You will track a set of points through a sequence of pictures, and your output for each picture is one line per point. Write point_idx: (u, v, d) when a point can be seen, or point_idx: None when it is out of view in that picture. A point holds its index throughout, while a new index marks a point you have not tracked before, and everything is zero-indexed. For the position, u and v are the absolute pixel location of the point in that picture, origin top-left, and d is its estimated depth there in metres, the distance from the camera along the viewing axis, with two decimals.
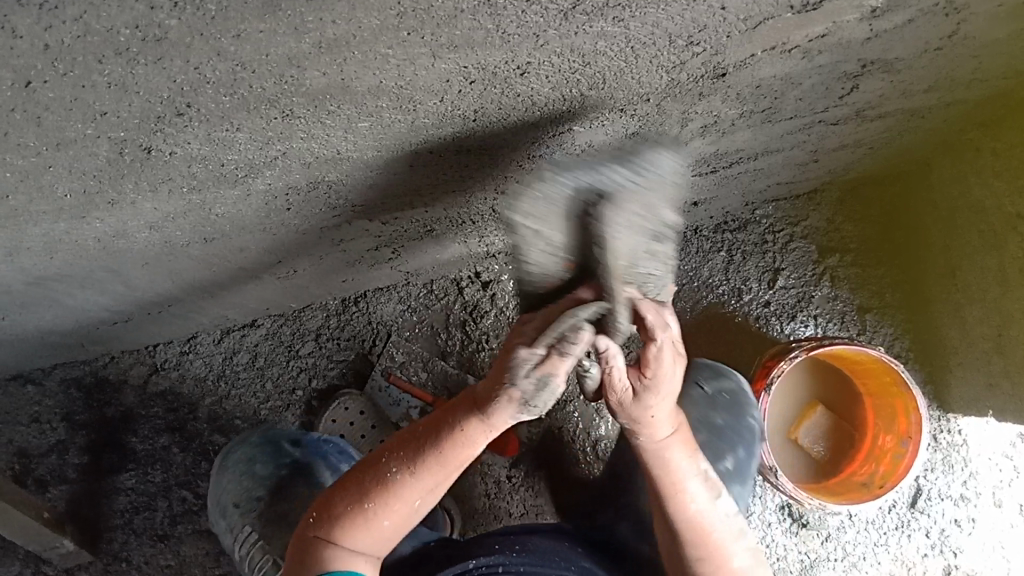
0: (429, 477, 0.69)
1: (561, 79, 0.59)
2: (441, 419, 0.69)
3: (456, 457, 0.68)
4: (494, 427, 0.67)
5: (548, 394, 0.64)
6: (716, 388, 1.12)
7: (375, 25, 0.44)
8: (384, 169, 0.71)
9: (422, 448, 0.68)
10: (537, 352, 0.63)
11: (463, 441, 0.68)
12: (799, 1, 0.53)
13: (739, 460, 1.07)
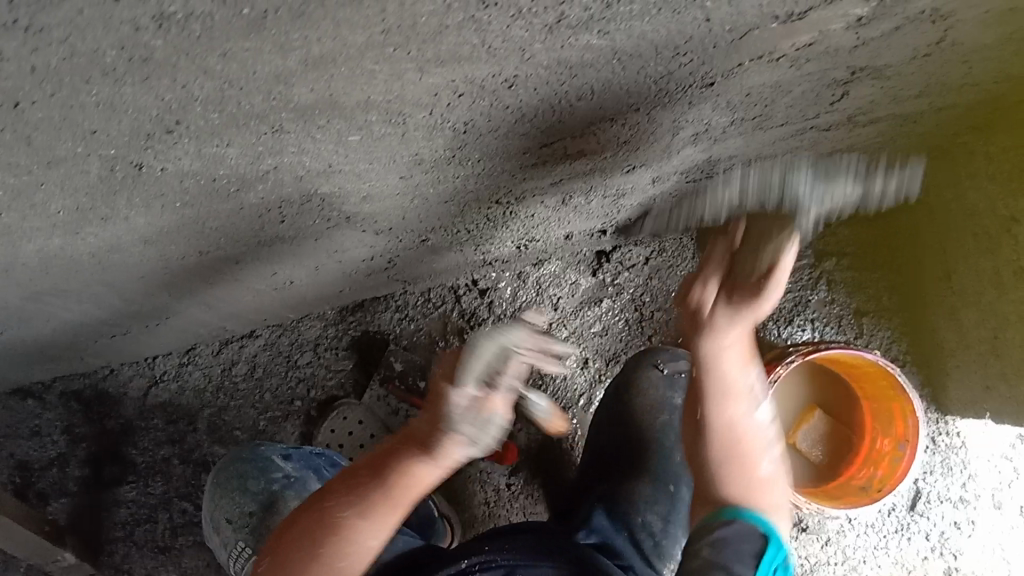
0: (383, 517, 0.74)
1: (549, 90, 0.59)
2: (382, 460, 0.75)
3: (406, 494, 0.74)
4: (442, 460, 0.73)
5: (490, 428, 0.71)
6: (674, 369, 1.12)
7: (360, 42, 0.44)
8: (376, 181, 0.71)
9: (374, 493, 0.73)
10: (477, 393, 0.70)
11: (411, 479, 0.74)
12: (784, 12, 0.54)
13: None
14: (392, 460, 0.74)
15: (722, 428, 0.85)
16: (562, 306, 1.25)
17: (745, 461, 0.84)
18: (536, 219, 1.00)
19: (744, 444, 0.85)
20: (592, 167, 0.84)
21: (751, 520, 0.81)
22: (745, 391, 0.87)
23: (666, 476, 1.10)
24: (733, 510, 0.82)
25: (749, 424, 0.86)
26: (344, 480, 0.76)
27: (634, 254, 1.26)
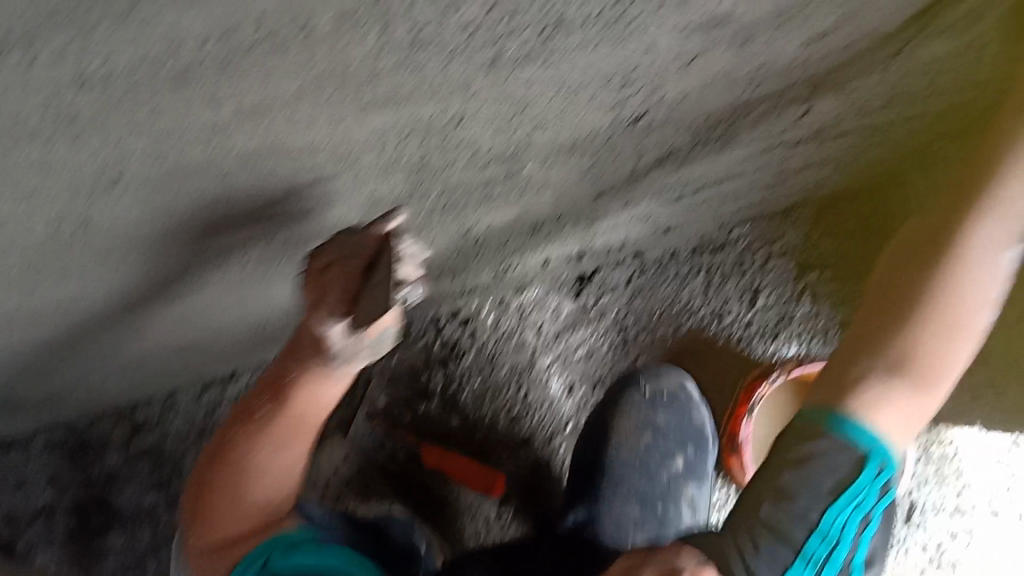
0: (296, 441, 0.79)
1: (500, 125, 0.58)
2: (279, 387, 0.76)
3: (309, 411, 0.77)
4: (337, 377, 0.74)
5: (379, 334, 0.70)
6: (657, 390, 1.14)
7: (293, 90, 0.43)
8: (337, 219, 0.69)
9: (283, 419, 0.77)
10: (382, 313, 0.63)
11: (317, 395, 0.77)
12: (730, 35, 0.53)
13: (690, 459, 1.14)
14: (287, 382, 0.75)
15: (970, 247, 0.69)
16: (546, 332, 1.22)
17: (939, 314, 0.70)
18: (510, 247, 0.99)
19: (961, 281, 0.70)
20: (560, 195, 0.83)
21: (862, 437, 0.69)
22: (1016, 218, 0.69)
23: (651, 498, 1.10)
24: (844, 413, 0.69)
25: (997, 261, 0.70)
26: (240, 409, 0.79)
27: (615, 275, 1.24)
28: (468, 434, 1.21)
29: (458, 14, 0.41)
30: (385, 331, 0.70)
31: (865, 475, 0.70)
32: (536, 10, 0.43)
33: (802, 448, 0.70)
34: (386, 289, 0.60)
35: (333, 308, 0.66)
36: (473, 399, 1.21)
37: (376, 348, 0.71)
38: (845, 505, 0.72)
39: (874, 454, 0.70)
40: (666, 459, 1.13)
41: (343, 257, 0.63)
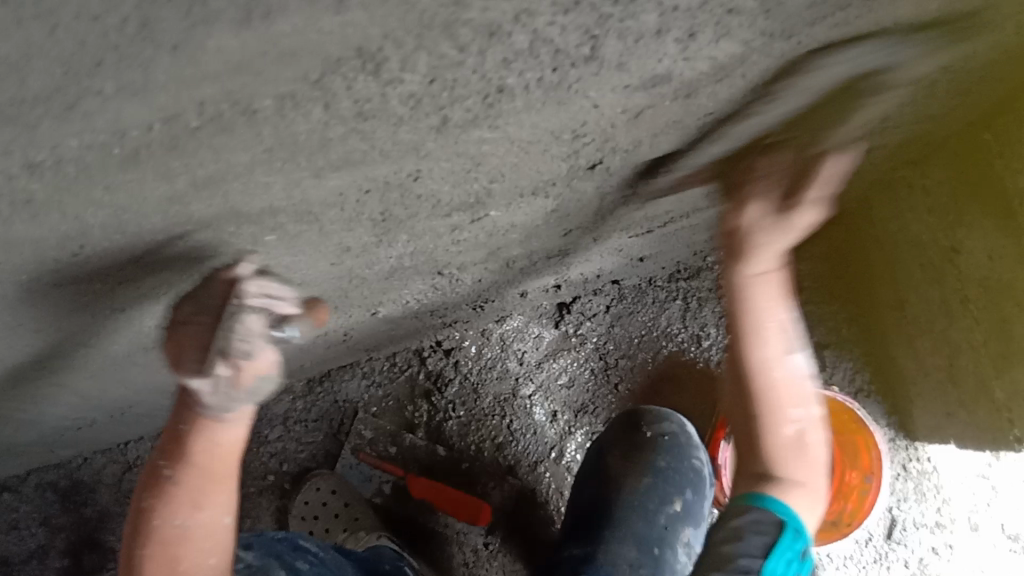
0: (210, 500, 0.68)
1: (458, 177, 0.60)
2: (169, 450, 0.67)
3: (213, 463, 0.68)
4: (229, 419, 0.66)
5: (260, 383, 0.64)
6: (657, 431, 1.09)
7: (246, 161, 0.44)
8: (308, 271, 0.70)
9: (185, 483, 0.67)
10: (228, 368, 0.61)
11: (214, 444, 0.68)
12: (671, 89, 0.55)
13: (688, 502, 1.07)
14: (178, 437, 0.67)
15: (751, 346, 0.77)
16: (528, 359, 1.22)
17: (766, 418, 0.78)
18: (486, 283, 1.00)
19: (767, 380, 0.78)
20: (529, 235, 0.85)
21: (776, 510, 0.79)
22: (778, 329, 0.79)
23: (649, 541, 1.05)
24: (756, 497, 0.80)
25: (786, 369, 0.79)
26: (144, 481, 0.69)
27: (595, 303, 1.25)
28: (454, 463, 1.20)
29: (400, 89, 0.42)
30: (258, 378, 0.64)
31: (786, 541, 0.80)
32: (477, 81, 0.45)
33: (733, 525, 0.81)
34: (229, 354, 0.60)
35: (182, 369, 0.62)
36: (458, 428, 1.20)
37: (252, 397, 0.65)
38: (781, 558, 0.81)
39: (791, 526, 0.80)
40: (664, 502, 1.06)
41: (191, 314, 0.61)
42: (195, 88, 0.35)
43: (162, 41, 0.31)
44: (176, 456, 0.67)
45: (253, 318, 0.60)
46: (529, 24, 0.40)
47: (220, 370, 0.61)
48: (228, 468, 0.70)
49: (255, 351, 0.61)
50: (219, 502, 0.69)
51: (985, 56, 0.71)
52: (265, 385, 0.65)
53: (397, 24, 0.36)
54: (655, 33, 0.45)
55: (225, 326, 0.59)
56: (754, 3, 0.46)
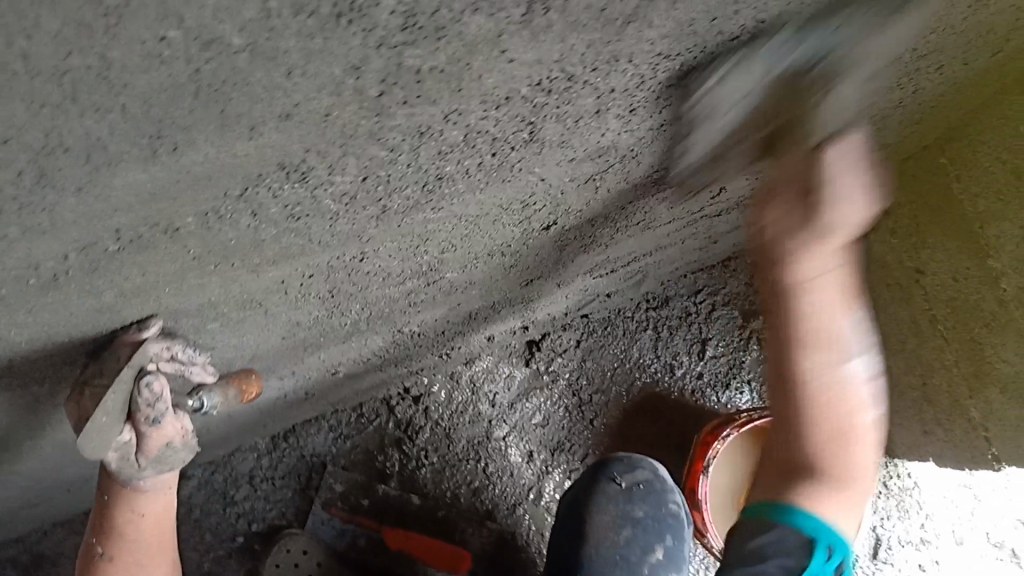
0: (149, 564, 0.64)
1: (406, 252, 0.58)
2: (97, 525, 0.60)
3: (149, 531, 0.62)
4: (154, 490, 0.59)
5: (175, 452, 0.56)
6: (631, 481, 1.04)
7: (173, 270, 0.42)
8: (259, 345, 0.68)
9: (122, 559, 0.62)
10: (130, 432, 0.53)
11: (141, 516, 0.60)
12: (616, 157, 0.53)
13: (670, 549, 1.04)
14: (104, 513, 0.59)
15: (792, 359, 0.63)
16: (500, 401, 1.20)
17: (815, 429, 0.66)
18: (448, 333, 0.98)
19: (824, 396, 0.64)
20: (488, 288, 0.83)
21: (806, 526, 0.69)
22: (842, 333, 0.62)
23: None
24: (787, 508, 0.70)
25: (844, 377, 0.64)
26: (81, 555, 0.63)
27: (563, 339, 1.22)
28: (430, 513, 1.15)
29: (332, 190, 0.40)
30: (170, 447, 0.56)
31: (816, 562, 0.70)
32: (413, 173, 0.43)
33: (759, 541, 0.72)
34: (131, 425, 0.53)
35: (75, 427, 0.53)
36: (432, 476, 1.16)
37: (165, 467, 0.57)
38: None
39: (821, 541, 0.70)
40: (646, 551, 1.03)
41: (82, 370, 0.52)
42: (109, 219, 0.33)
43: (63, 185, 0.29)
44: (104, 534, 0.60)
45: (149, 379, 0.50)
46: (461, 121, 0.38)
47: (121, 435, 0.53)
48: (167, 517, 0.63)
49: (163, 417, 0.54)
50: (157, 559, 0.64)
51: (936, 89, 0.70)
52: (181, 455, 0.57)
53: (318, 138, 0.34)
54: (594, 112, 0.44)
55: (111, 391, 0.50)
56: (692, 76, 0.45)
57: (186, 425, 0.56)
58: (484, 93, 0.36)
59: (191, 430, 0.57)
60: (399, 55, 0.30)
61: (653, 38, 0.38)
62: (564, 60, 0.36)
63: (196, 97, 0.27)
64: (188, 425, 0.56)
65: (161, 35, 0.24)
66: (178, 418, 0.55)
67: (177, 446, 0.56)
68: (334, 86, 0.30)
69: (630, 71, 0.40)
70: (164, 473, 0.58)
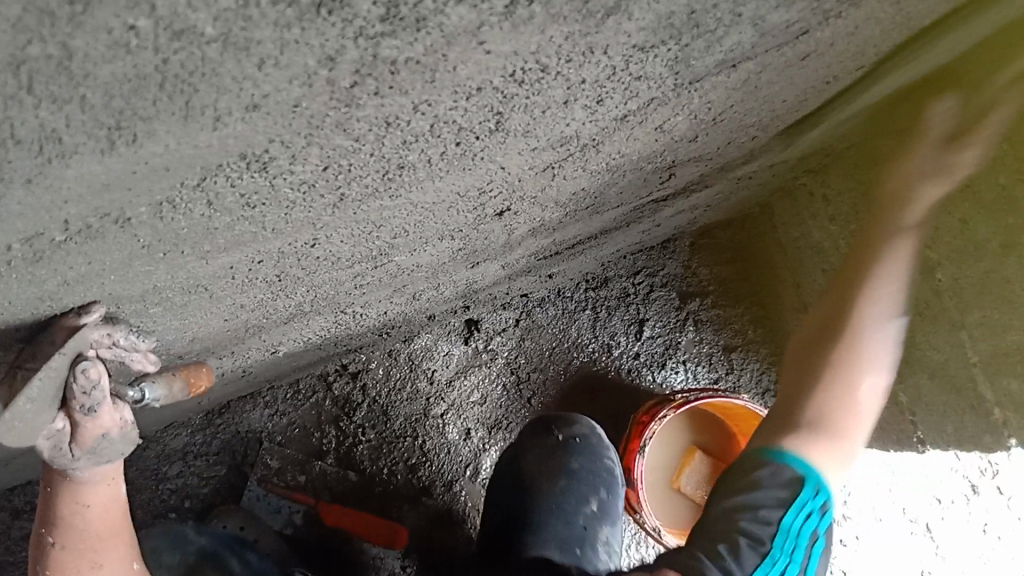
0: (107, 554, 0.61)
1: (358, 238, 0.56)
2: (46, 517, 0.58)
3: (101, 518, 0.58)
4: (100, 476, 0.55)
5: (109, 444, 0.53)
6: (569, 434, 1.02)
7: (120, 258, 0.40)
8: (200, 328, 0.65)
9: (77, 549, 0.59)
10: (64, 421, 0.50)
11: (87, 508, 0.57)
12: (574, 147, 0.52)
13: (603, 501, 1.02)
14: (51, 501, 0.57)
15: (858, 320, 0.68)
16: (439, 378, 1.11)
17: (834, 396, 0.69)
18: (391, 313, 0.96)
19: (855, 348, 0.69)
20: (435, 270, 0.82)
21: (797, 467, 0.70)
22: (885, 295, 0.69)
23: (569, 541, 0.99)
24: (778, 451, 0.71)
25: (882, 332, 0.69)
26: (34, 549, 0.60)
27: (502, 318, 1.13)
28: (367, 490, 1.07)
29: (291, 179, 0.38)
30: (105, 438, 0.52)
31: (805, 497, 0.71)
32: (375, 163, 0.41)
33: (752, 476, 0.71)
34: (69, 415, 0.49)
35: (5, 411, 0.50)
36: (369, 453, 1.08)
37: (102, 459, 0.53)
38: (799, 512, 0.71)
39: (813, 479, 0.70)
40: (580, 503, 1.01)
41: (16, 354, 0.47)
42: (58, 210, 0.31)
43: (12, 177, 0.27)
44: (53, 526, 0.57)
45: (87, 366, 0.47)
46: (430, 111, 0.37)
47: (53, 423, 0.49)
48: (122, 506, 0.60)
49: (100, 407, 0.50)
50: (119, 551, 0.62)
51: (896, 84, 0.68)
52: (118, 446, 0.54)
53: (284, 129, 0.32)
54: (562, 103, 0.43)
55: (42, 378, 0.46)
56: (663, 68, 0.43)
57: (124, 416, 0.53)
58: (457, 84, 0.35)
59: (130, 420, 0.53)
60: (376, 46, 0.28)
61: (631, 31, 0.36)
62: (540, 52, 0.35)
63: (161, 88, 0.25)
64: (127, 416, 0.53)
65: (129, 23, 0.22)
66: (116, 409, 0.51)
67: (112, 439, 0.53)
68: (306, 77, 0.29)
69: (603, 63, 0.39)
70: (107, 463, 0.55)
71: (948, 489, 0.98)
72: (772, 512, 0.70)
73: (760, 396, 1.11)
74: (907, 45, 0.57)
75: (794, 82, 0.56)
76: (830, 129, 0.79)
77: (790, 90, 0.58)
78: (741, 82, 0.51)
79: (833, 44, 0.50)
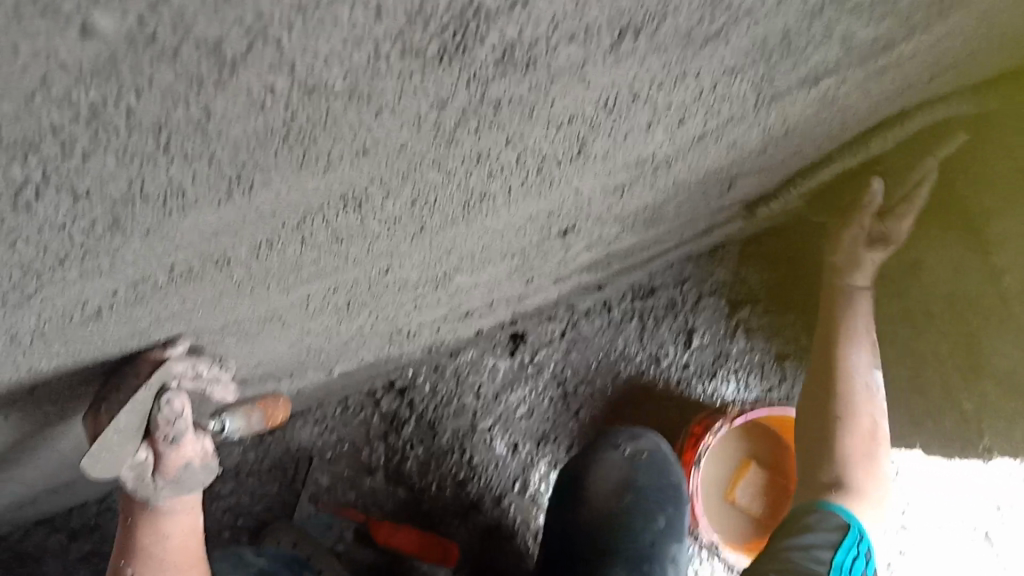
0: None
1: (428, 264, 0.56)
2: (124, 547, 0.58)
3: (182, 545, 0.59)
4: (186, 504, 0.56)
5: (191, 475, 0.53)
6: (635, 450, 1.01)
7: (212, 295, 0.40)
8: (267, 354, 0.66)
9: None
10: (148, 451, 0.49)
11: (168, 536, 0.57)
12: (649, 168, 0.52)
13: (670, 517, 1.01)
14: (134, 532, 0.57)
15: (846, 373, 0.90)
16: (485, 393, 1.09)
17: (852, 443, 0.88)
18: (442, 330, 0.96)
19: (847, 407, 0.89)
20: (491, 288, 0.82)
21: (843, 514, 0.86)
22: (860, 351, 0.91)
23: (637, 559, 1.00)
24: (826, 503, 0.87)
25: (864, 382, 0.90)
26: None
27: (548, 330, 1.11)
28: (416, 505, 1.07)
29: (382, 215, 0.39)
30: (188, 468, 0.52)
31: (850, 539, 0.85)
32: (460, 194, 0.41)
33: (806, 522, 0.86)
34: (155, 445, 0.49)
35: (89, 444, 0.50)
36: (417, 467, 1.08)
37: (183, 488, 0.53)
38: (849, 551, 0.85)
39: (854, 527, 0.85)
40: (646, 519, 1.01)
41: (99, 386, 0.48)
42: (166, 257, 0.32)
43: (132, 231, 0.28)
44: (132, 557, 0.58)
45: (170, 397, 0.47)
46: (520, 143, 0.37)
47: (137, 454, 0.49)
48: (198, 537, 0.61)
49: (182, 437, 0.50)
50: None
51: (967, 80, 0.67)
52: (200, 477, 0.54)
53: (385, 169, 0.32)
54: (645, 127, 0.43)
55: (126, 409, 0.46)
56: (747, 88, 0.43)
57: (204, 446, 0.53)
58: (551, 117, 0.35)
59: (211, 450, 0.54)
60: (486, 87, 0.28)
61: (725, 55, 0.36)
62: (634, 81, 0.35)
63: (283, 140, 0.26)
64: (209, 445, 0.53)
65: (268, 84, 0.22)
66: (197, 439, 0.52)
67: (193, 471, 0.53)
68: (416, 121, 0.29)
69: (692, 87, 0.39)
70: (197, 490, 0.56)
71: (943, 513, 1.01)
72: (822, 552, 0.84)
73: None
74: (974, 54, 0.56)
75: (869, 93, 0.56)
76: (891, 135, 0.78)
77: (862, 100, 0.58)
78: (820, 96, 0.51)
79: (912, 58, 0.50)
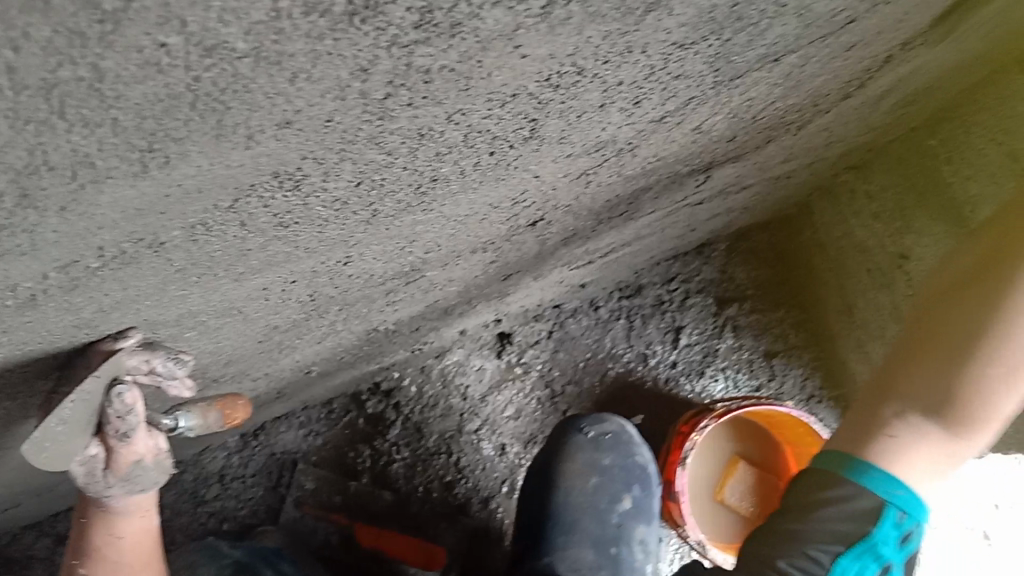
0: None
1: (391, 254, 0.55)
2: (78, 547, 0.57)
3: (135, 549, 0.58)
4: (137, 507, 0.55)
5: (142, 473, 0.52)
6: (600, 431, 0.99)
7: (155, 283, 0.39)
8: (236, 350, 0.65)
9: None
10: (99, 446, 0.49)
11: (120, 539, 0.57)
12: (612, 152, 0.51)
13: (637, 499, 1.00)
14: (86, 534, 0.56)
15: None
16: (472, 394, 1.08)
17: None
18: (422, 329, 0.95)
19: None
20: (467, 284, 0.81)
21: (882, 490, 0.71)
22: None
23: (604, 540, 0.98)
24: (859, 468, 0.72)
25: None
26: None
27: (535, 330, 1.11)
28: (403, 509, 1.05)
29: (325, 196, 0.38)
30: (139, 465, 0.52)
31: (883, 529, 0.72)
32: (408, 176, 0.40)
33: (822, 496, 0.74)
34: (104, 441, 0.49)
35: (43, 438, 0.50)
36: (404, 471, 1.05)
37: (135, 485, 0.53)
38: (863, 556, 0.73)
39: (894, 503, 0.71)
40: (613, 501, 1.00)
41: (56, 381, 0.47)
42: (92, 236, 0.31)
43: (46, 206, 0.27)
44: (86, 558, 0.57)
45: (122, 390, 0.46)
46: (464, 120, 0.36)
47: (88, 449, 0.49)
48: (153, 540, 0.60)
49: (134, 433, 0.50)
50: None
51: (944, 64, 0.65)
52: (153, 474, 0.53)
53: (317, 144, 0.32)
54: (599, 106, 0.42)
55: (74, 400, 0.44)
56: (702, 65, 0.42)
57: (155, 446, 0.52)
58: (492, 91, 0.34)
59: (162, 450, 0.53)
60: (410, 54, 0.28)
61: (671, 27, 0.35)
62: (576, 53, 0.34)
63: (192, 107, 0.25)
64: (161, 446, 0.53)
65: (160, 41, 0.21)
66: (148, 438, 0.51)
67: (143, 470, 0.52)
68: (339, 90, 0.28)
69: (642, 62, 0.38)
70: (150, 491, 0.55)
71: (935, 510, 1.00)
72: (825, 551, 0.74)
73: (805, 402, 1.10)
74: (941, 34, 0.55)
75: (836, 74, 0.55)
76: (869, 121, 0.77)
77: (830, 83, 0.57)
78: (783, 76, 0.50)
79: (874, 36, 0.49)
